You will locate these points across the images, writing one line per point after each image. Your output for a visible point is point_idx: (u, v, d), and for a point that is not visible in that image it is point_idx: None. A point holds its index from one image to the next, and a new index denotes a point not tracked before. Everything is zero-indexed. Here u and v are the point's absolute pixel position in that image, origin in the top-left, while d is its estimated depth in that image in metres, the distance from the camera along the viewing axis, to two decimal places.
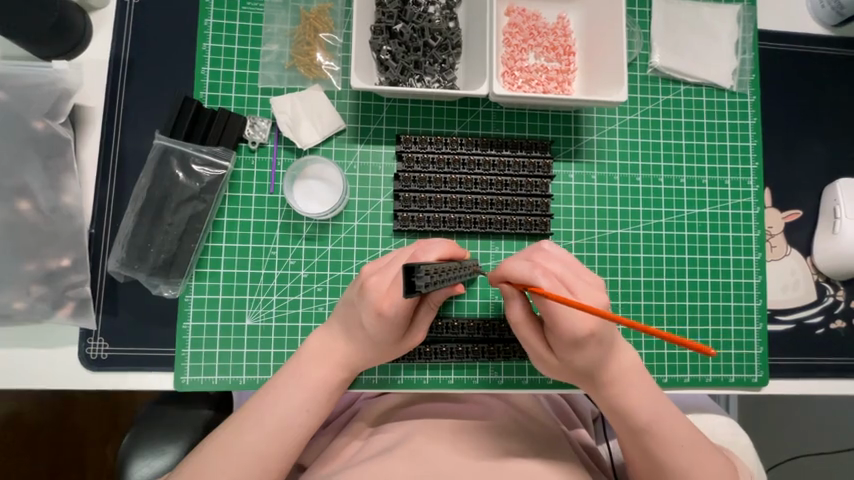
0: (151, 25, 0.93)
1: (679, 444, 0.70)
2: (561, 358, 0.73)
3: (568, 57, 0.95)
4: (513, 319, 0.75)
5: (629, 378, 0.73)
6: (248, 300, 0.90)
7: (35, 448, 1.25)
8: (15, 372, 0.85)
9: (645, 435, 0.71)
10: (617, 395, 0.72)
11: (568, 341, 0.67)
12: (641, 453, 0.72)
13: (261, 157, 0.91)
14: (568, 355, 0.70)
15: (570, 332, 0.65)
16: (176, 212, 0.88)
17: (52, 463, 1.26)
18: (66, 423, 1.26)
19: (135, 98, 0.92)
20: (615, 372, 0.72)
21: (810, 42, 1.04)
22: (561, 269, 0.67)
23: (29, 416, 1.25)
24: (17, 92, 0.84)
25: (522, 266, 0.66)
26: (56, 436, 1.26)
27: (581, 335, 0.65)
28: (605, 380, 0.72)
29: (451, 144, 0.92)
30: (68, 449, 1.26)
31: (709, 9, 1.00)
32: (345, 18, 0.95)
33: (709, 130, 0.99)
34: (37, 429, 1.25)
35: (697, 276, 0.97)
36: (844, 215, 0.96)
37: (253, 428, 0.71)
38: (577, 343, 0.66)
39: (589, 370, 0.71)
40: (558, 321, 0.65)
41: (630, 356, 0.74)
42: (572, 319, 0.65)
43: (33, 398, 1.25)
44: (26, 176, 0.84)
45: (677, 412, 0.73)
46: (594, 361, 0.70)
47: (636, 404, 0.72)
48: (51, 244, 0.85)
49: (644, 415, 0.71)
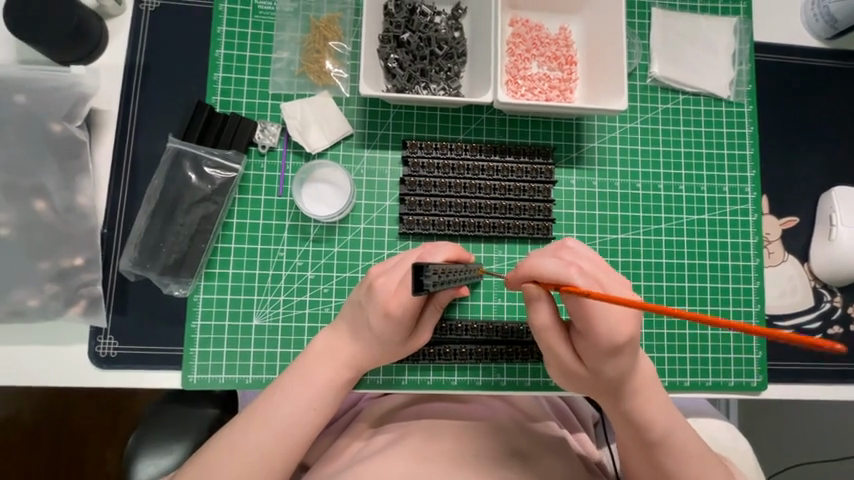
0: (163, 30, 0.95)
1: (690, 456, 0.72)
2: (591, 368, 0.71)
3: (570, 66, 0.98)
4: (540, 324, 0.71)
5: (650, 388, 0.73)
6: (256, 300, 0.91)
7: (33, 452, 1.27)
8: (25, 368, 0.86)
9: (659, 446, 0.73)
10: (639, 407, 0.73)
11: (606, 347, 0.66)
12: (649, 463, 0.74)
13: (270, 160, 0.93)
14: (602, 365, 0.69)
15: (609, 337, 0.65)
16: (188, 214, 0.90)
17: (50, 466, 1.27)
18: (65, 426, 1.28)
19: (148, 101, 0.93)
20: (640, 382, 0.72)
21: (806, 54, 1.07)
22: (590, 266, 0.67)
23: (28, 419, 1.27)
24: (36, 95, 0.86)
25: (553, 263, 0.65)
26: (54, 440, 1.27)
27: (620, 340, 0.65)
28: (630, 391, 0.72)
29: (456, 150, 0.95)
30: (66, 453, 1.27)
31: (705, 22, 1.03)
32: (353, 27, 0.98)
33: (707, 138, 1.02)
34: (35, 433, 1.27)
35: (697, 281, 0.99)
36: (840, 222, 0.98)
37: (262, 426, 0.73)
38: (614, 349, 0.66)
39: (617, 380, 0.71)
40: (597, 325, 0.65)
41: (649, 365, 0.75)
42: (613, 324, 0.65)
43: (35, 400, 1.27)
44: (43, 177, 0.86)
45: (686, 423, 0.76)
46: (623, 370, 0.70)
47: (655, 415, 0.73)
48: (66, 244, 0.87)
49: (662, 427, 0.73)
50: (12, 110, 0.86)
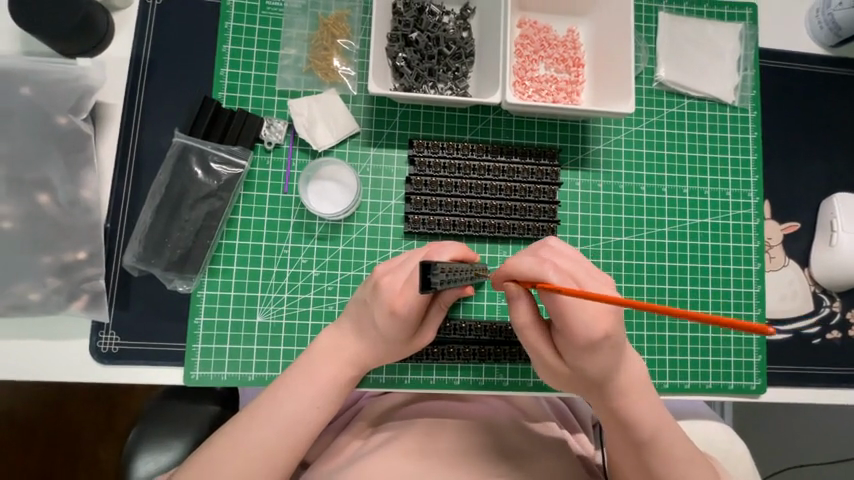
0: (170, 23, 0.94)
1: (677, 458, 0.72)
2: (571, 366, 0.70)
3: (577, 69, 0.98)
4: (519, 322, 0.71)
5: (636, 388, 0.72)
6: (260, 297, 0.91)
7: (25, 448, 1.25)
8: (24, 363, 0.85)
9: (646, 448, 0.72)
10: (627, 407, 0.72)
11: (582, 345, 0.65)
12: (638, 465, 0.74)
13: (276, 157, 0.93)
14: (581, 363, 0.68)
15: (585, 335, 0.64)
16: (193, 210, 0.90)
17: (42, 462, 1.26)
18: (58, 421, 1.27)
19: (154, 96, 0.93)
20: (625, 382, 0.71)
21: (810, 61, 1.08)
22: (568, 262, 0.65)
23: (20, 415, 1.25)
24: (41, 88, 0.86)
25: (528, 260, 0.65)
26: (47, 436, 1.26)
27: (596, 338, 0.64)
28: (615, 391, 0.71)
29: (462, 150, 0.95)
30: (59, 449, 1.27)
31: (711, 27, 1.04)
32: (362, 25, 0.97)
33: (711, 142, 1.02)
34: (27, 428, 1.26)
35: (698, 284, 1.00)
36: (841, 228, 0.99)
37: (265, 423, 0.73)
38: (591, 347, 0.65)
39: (600, 379, 0.70)
40: (573, 324, 0.64)
41: (640, 367, 0.73)
42: (588, 321, 0.64)
43: (27, 396, 1.25)
44: (47, 170, 0.86)
45: (676, 425, 0.74)
46: (606, 370, 0.69)
47: (643, 416, 0.72)
48: (69, 238, 0.86)
49: (650, 428, 0.72)
50: (17, 102, 0.86)
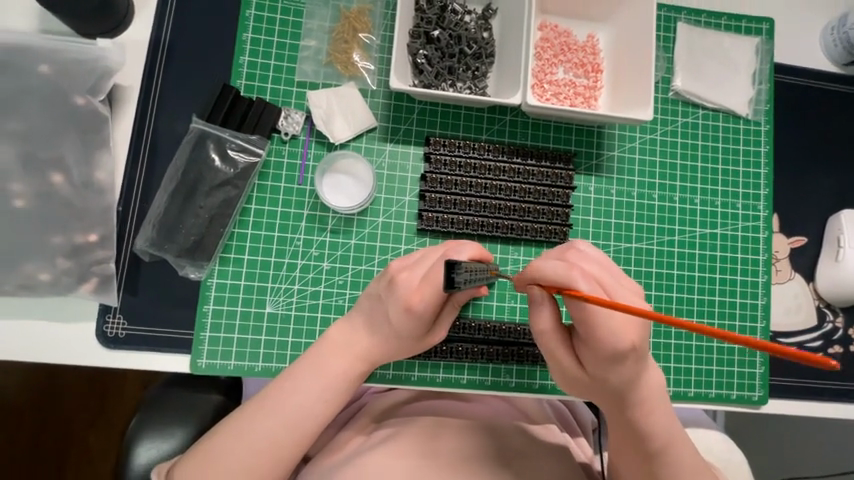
0: (191, 9, 0.94)
1: (688, 469, 0.72)
2: (592, 374, 0.71)
3: (596, 74, 0.98)
4: (539, 328, 0.71)
5: (655, 399, 0.72)
6: (270, 288, 0.91)
7: (15, 430, 1.24)
8: (29, 343, 0.84)
9: (659, 458, 0.73)
10: (644, 417, 0.72)
11: (608, 353, 0.65)
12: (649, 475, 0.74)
13: (292, 148, 0.92)
14: (603, 371, 0.68)
15: (611, 344, 0.64)
16: (208, 197, 0.89)
17: (33, 445, 1.24)
18: (51, 405, 1.26)
19: (172, 81, 0.92)
20: (644, 393, 0.71)
21: (822, 78, 1.09)
22: (596, 269, 0.65)
23: (11, 397, 1.23)
24: (60, 67, 0.85)
25: (555, 265, 0.64)
26: (37, 419, 1.25)
27: (621, 348, 0.65)
28: (633, 401, 0.71)
29: (479, 150, 0.95)
30: (50, 432, 1.25)
31: (729, 40, 1.04)
32: (383, 20, 0.97)
33: (723, 154, 1.03)
34: (19, 411, 1.24)
35: (706, 293, 1.00)
36: (848, 245, 1.01)
37: (271, 414, 0.73)
38: (616, 357, 0.65)
39: (620, 389, 0.70)
40: (600, 333, 0.64)
41: (660, 377, 0.74)
42: (614, 331, 0.64)
43: (19, 378, 1.24)
44: (62, 150, 0.85)
45: (687, 437, 0.75)
46: (629, 378, 0.69)
47: (658, 427, 0.72)
48: (81, 219, 0.85)
49: (664, 439, 0.72)
50: (35, 80, 0.85)
